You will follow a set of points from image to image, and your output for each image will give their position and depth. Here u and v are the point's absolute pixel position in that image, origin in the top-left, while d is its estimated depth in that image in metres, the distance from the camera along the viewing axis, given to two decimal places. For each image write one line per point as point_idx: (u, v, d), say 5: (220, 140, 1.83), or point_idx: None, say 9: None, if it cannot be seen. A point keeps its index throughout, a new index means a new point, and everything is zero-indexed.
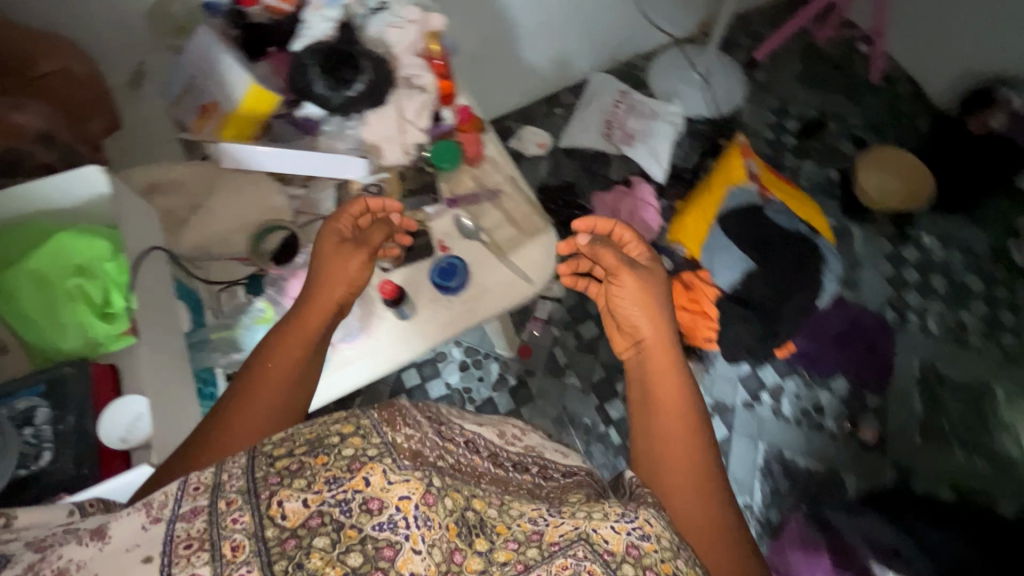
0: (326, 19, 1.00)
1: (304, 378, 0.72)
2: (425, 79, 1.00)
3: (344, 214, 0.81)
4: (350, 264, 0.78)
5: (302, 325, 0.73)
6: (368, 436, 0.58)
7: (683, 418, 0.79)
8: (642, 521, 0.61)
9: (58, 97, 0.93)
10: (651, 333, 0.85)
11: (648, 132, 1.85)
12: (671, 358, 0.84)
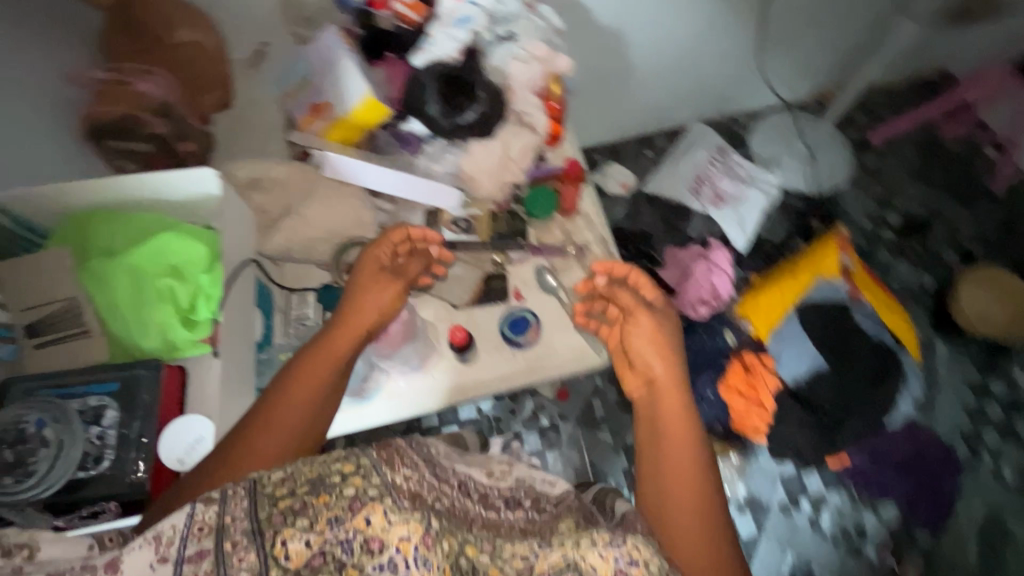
0: (450, 37, 0.95)
1: (325, 404, 0.65)
2: (539, 119, 0.96)
3: (386, 240, 0.75)
4: (383, 293, 0.73)
5: (330, 349, 0.67)
6: (368, 476, 0.54)
7: (691, 464, 0.71)
8: (631, 546, 0.57)
9: (183, 67, 0.95)
10: (663, 370, 0.77)
11: (741, 198, 1.75)
12: (686, 410, 0.74)
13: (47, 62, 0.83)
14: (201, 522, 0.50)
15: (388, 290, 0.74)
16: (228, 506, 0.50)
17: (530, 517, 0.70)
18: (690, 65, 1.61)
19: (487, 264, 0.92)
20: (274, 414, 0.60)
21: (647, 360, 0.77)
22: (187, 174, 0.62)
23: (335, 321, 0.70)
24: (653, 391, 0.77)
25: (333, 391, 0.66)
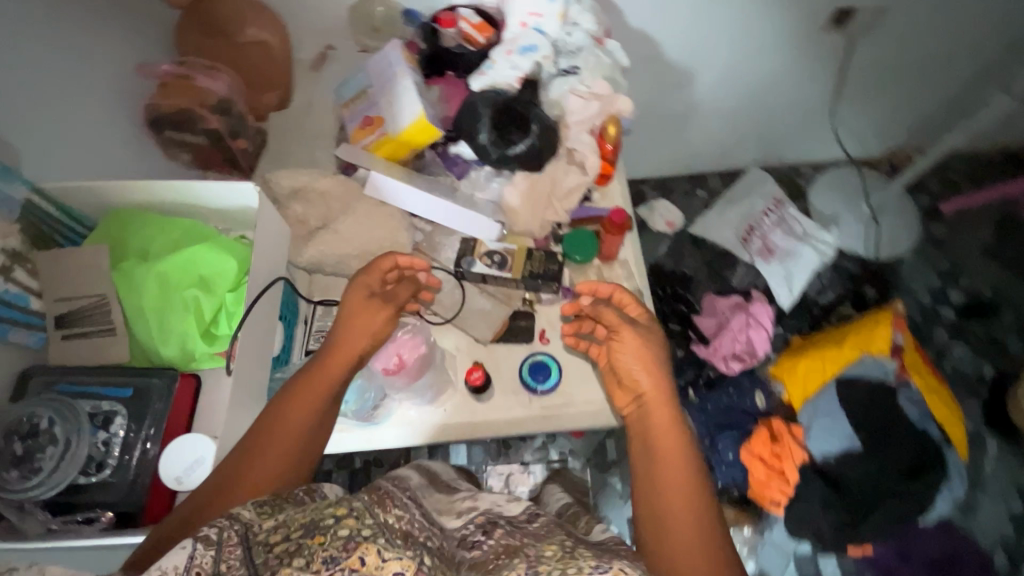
0: (513, 68, 0.95)
1: (319, 428, 0.61)
2: (591, 160, 0.93)
3: (375, 268, 0.70)
4: (375, 318, 0.69)
5: (323, 368, 0.63)
6: (361, 516, 0.48)
7: (688, 486, 0.64)
8: (619, 573, 0.49)
9: (248, 66, 0.97)
10: (652, 386, 0.70)
11: (793, 255, 1.66)
12: (677, 423, 0.68)
13: (123, 50, 0.86)
14: (199, 567, 0.44)
15: (380, 316, 0.70)
16: (222, 557, 0.44)
17: (510, 535, 0.60)
18: (757, 110, 1.55)
19: (517, 301, 0.89)
20: (264, 444, 0.56)
21: (634, 376, 0.71)
22: (228, 186, 0.62)
23: (327, 348, 0.66)
24: (642, 413, 0.70)
25: (327, 414, 0.62)
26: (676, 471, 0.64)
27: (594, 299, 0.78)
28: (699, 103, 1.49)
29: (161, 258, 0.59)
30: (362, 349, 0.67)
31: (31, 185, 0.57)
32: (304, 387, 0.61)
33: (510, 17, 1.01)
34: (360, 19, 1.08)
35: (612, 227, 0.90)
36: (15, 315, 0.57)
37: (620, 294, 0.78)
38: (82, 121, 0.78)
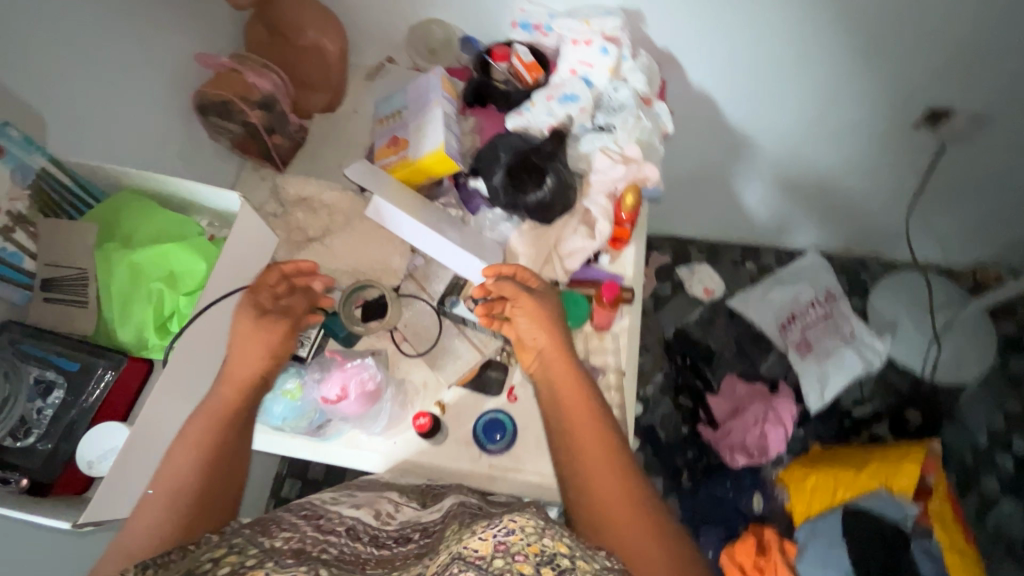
0: (549, 113, 0.96)
1: (239, 436, 0.63)
2: (601, 226, 0.90)
3: (260, 285, 0.70)
4: (274, 337, 0.68)
5: (217, 396, 0.64)
6: (243, 549, 0.51)
7: (597, 430, 0.69)
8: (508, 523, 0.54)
9: (303, 68, 1.02)
10: (551, 343, 0.76)
11: (835, 357, 1.52)
12: (576, 372, 0.74)
13: (190, 38, 0.93)
14: None
15: (281, 329, 0.69)
16: None
17: (419, 542, 0.62)
18: (824, 195, 1.44)
19: (493, 351, 0.86)
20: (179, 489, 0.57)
21: (534, 337, 0.77)
22: (213, 190, 0.68)
23: (231, 367, 0.66)
24: (546, 369, 0.75)
25: (245, 418, 0.65)
26: (584, 413, 0.70)
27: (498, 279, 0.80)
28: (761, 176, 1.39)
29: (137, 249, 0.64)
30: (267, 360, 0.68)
31: (49, 156, 0.63)
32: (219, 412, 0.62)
33: (561, 63, 0.99)
34: (419, 40, 1.10)
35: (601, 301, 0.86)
36: (5, 271, 0.61)
37: (518, 271, 0.81)
38: (140, 104, 0.85)
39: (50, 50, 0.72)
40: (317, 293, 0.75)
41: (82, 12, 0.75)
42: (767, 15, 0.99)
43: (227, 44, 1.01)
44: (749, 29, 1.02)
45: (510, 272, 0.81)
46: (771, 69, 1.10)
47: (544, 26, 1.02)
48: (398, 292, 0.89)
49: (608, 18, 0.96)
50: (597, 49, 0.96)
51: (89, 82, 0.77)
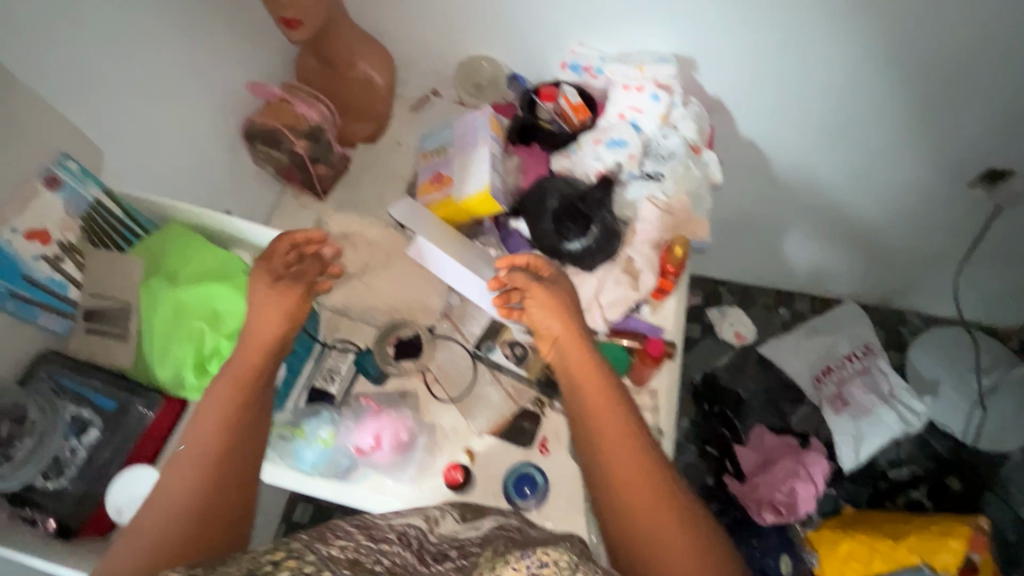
0: (596, 157, 0.94)
1: (251, 425, 0.60)
2: (645, 277, 0.87)
3: (272, 253, 0.66)
4: (282, 317, 0.63)
5: (236, 366, 0.61)
6: (303, 556, 0.49)
7: (623, 424, 0.63)
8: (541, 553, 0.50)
9: (350, 97, 1.02)
10: (568, 331, 0.69)
11: (873, 417, 1.45)
12: (596, 359, 0.68)
13: (244, 65, 0.93)
14: None
15: (292, 306, 0.64)
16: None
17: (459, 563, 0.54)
18: (868, 248, 1.39)
19: (528, 401, 0.83)
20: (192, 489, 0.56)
21: (548, 326, 0.70)
22: (265, 232, 0.69)
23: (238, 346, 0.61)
24: (564, 372, 0.68)
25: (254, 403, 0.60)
26: (609, 423, 0.63)
27: (511, 269, 0.75)
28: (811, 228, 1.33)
29: (181, 286, 0.64)
30: (277, 335, 0.62)
31: (102, 187, 0.63)
32: (225, 402, 0.59)
33: (610, 105, 0.98)
34: (465, 74, 1.10)
35: (648, 358, 0.84)
36: (48, 301, 0.62)
37: (530, 259, 0.75)
38: (192, 129, 0.85)
39: (113, 74, 0.71)
40: (332, 260, 0.70)
41: (147, 38, 0.75)
42: (829, 67, 0.97)
43: (279, 72, 1.01)
44: (809, 80, 1.00)
45: (523, 262, 0.76)
46: (828, 121, 1.07)
47: (593, 68, 1.02)
48: (433, 331, 0.87)
49: (662, 65, 0.95)
50: (649, 96, 0.95)
51: (147, 106, 0.77)
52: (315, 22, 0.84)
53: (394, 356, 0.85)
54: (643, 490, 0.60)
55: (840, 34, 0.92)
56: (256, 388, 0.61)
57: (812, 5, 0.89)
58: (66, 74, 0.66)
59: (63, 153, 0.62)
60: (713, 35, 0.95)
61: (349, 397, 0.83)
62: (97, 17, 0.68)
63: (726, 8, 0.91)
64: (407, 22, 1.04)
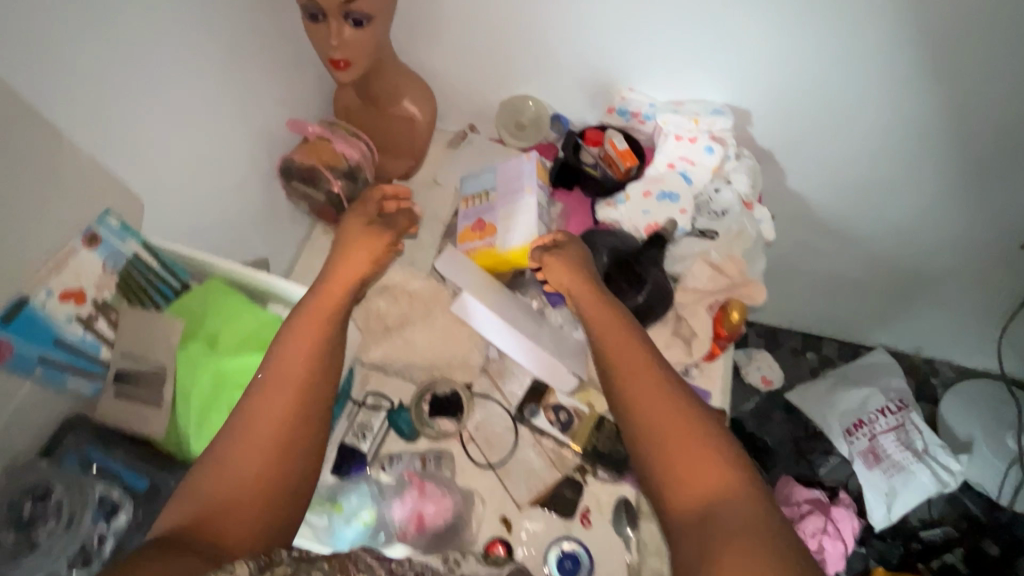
0: (646, 211, 0.90)
1: (323, 369, 0.55)
2: (697, 342, 0.83)
3: (367, 202, 0.78)
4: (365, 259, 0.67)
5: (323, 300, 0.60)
6: None
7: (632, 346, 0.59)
8: None
9: (391, 136, 0.99)
10: (578, 281, 0.70)
11: (906, 474, 1.39)
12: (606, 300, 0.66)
13: (284, 103, 0.89)
14: None
15: (371, 249, 0.68)
16: None
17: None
18: (910, 304, 1.35)
19: (571, 470, 0.78)
20: (254, 433, 0.50)
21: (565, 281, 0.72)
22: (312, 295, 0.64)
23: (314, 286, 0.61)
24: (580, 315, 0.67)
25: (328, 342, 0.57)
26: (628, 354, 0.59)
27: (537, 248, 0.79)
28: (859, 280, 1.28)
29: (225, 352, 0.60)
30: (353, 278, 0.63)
31: (144, 241, 0.61)
32: (295, 333, 0.56)
33: (659, 154, 0.95)
34: (508, 114, 1.06)
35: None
36: (78, 363, 0.58)
37: (545, 239, 0.80)
38: (234, 173, 0.80)
39: (167, 123, 0.67)
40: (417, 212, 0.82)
41: (199, 82, 0.71)
42: (898, 128, 0.93)
43: (315, 108, 0.97)
44: (876, 139, 0.95)
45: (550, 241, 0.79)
46: (893, 179, 1.02)
47: (642, 114, 0.99)
48: (471, 388, 0.83)
49: (717, 117, 0.91)
50: (703, 148, 0.92)
51: (196, 152, 0.72)
52: (364, 62, 0.80)
53: (431, 415, 0.81)
54: (665, 408, 0.53)
55: (908, 99, 0.88)
56: (328, 325, 0.58)
57: (884, 68, 0.85)
58: (128, 127, 0.61)
59: (104, 210, 0.58)
60: (773, 89, 0.92)
61: (381, 455, 0.79)
62: (154, 65, 0.64)
63: (789, 65, 0.88)
64: (453, 61, 1.01)
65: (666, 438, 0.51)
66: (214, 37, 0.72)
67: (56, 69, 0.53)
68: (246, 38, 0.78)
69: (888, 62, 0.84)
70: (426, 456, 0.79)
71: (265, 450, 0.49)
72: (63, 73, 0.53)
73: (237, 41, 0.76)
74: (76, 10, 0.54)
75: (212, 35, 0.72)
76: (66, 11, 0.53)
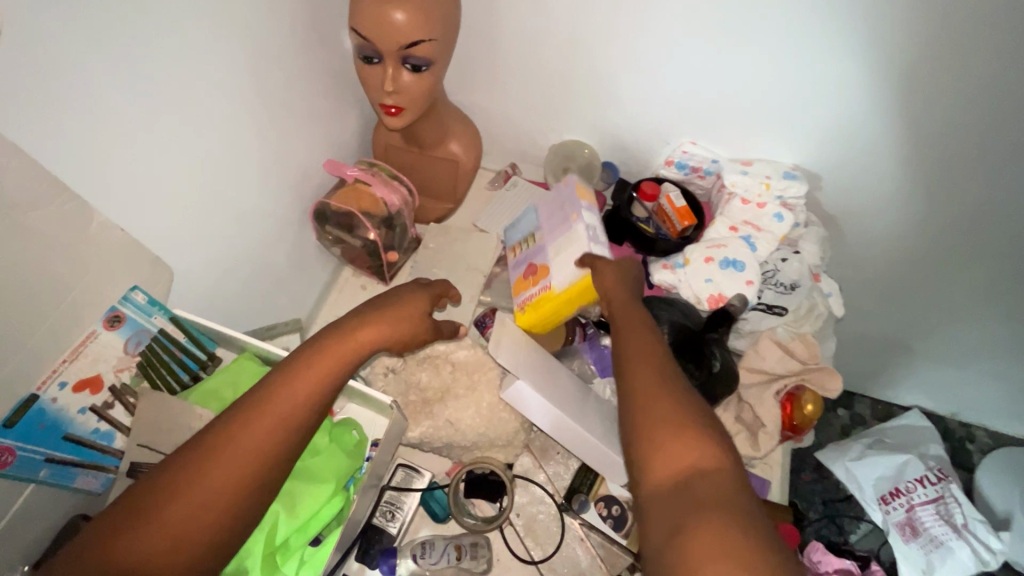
0: (708, 280, 0.82)
1: (325, 373, 0.48)
2: (770, 434, 0.75)
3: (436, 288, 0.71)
4: (410, 320, 0.58)
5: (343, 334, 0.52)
6: None
7: (642, 330, 0.57)
8: None
9: (432, 177, 0.93)
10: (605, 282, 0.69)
11: (946, 552, 1.16)
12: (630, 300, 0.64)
13: (324, 143, 0.82)
14: None
15: (413, 315, 0.59)
16: None
17: None
18: (955, 383, 1.24)
19: (622, 570, 0.70)
20: (218, 455, 0.42)
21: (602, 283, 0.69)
22: (364, 392, 0.58)
23: (348, 320, 0.54)
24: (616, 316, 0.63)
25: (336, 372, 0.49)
26: (647, 342, 0.55)
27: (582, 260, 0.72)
28: (908, 356, 1.18)
29: None
30: (389, 334, 0.55)
31: (171, 315, 0.56)
32: (308, 362, 0.48)
33: (721, 216, 0.87)
34: (558, 159, 0.98)
35: None
36: (86, 456, 0.51)
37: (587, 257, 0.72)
38: (268, 222, 0.73)
39: (204, 176, 0.60)
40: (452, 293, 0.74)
41: (241, 129, 0.64)
42: (967, 215, 0.82)
43: (352, 146, 0.90)
44: (946, 224, 0.84)
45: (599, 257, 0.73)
46: (952, 266, 0.91)
47: (703, 170, 0.92)
48: (512, 468, 0.76)
49: (791, 182, 0.84)
50: (771, 215, 0.84)
51: (230, 204, 0.65)
52: (418, 109, 0.74)
53: (468, 497, 0.73)
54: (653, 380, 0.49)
55: (978, 187, 0.77)
56: (345, 351, 0.50)
57: (965, 151, 0.74)
58: (163, 186, 0.55)
59: (133, 286, 0.53)
60: (849, 157, 0.81)
61: (412, 542, 0.72)
62: (197, 114, 0.57)
63: (861, 135, 0.78)
64: (502, 99, 0.94)
65: (650, 416, 0.46)
66: (263, 79, 0.65)
67: (95, 129, 0.47)
68: (294, 77, 0.71)
69: (975, 143, 0.73)
70: (461, 544, 0.71)
71: (228, 476, 0.41)
72: (102, 134, 0.47)
73: (284, 83, 0.69)
74: (123, 59, 0.48)
75: (259, 78, 0.65)
76: (109, 63, 0.47)
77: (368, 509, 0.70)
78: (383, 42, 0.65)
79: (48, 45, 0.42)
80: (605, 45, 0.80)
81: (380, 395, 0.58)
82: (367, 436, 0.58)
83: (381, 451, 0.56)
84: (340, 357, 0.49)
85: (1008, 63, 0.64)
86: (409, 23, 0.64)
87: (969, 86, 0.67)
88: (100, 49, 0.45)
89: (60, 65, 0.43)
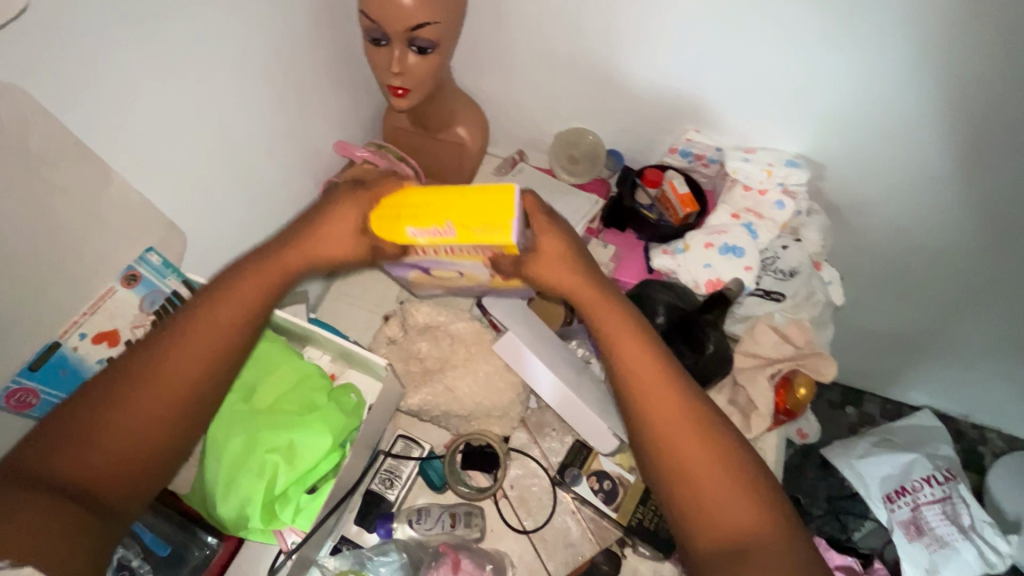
0: (707, 264, 0.83)
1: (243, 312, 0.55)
2: (761, 418, 0.76)
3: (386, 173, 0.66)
4: (333, 243, 0.60)
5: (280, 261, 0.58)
6: None
7: (648, 359, 0.58)
8: None
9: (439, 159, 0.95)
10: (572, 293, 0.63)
11: (950, 551, 1.14)
12: (615, 311, 0.61)
13: (336, 123, 0.84)
14: None
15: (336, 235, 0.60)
16: None
17: None
18: (965, 383, 1.23)
19: (610, 543, 0.73)
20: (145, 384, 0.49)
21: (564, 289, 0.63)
22: (363, 353, 0.60)
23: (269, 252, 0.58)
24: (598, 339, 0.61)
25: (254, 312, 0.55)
26: (654, 378, 0.57)
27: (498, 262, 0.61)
28: (919, 353, 1.16)
29: (264, 413, 0.55)
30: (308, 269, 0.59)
31: (183, 277, 0.60)
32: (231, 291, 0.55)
33: (723, 204, 0.88)
34: (563, 146, 1.00)
35: None
36: None
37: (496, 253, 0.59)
38: (280, 197, 0.77)
39: (219, 150, 0.63)
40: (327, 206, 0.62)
41: (256, 106, 0.67)
42: (977, 203, 0.80)
43: (363, 129, 0.93)
44: (954, 212, 0.83)
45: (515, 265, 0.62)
46: (959, 259, 0.90)
47: (707, 158, 0.91)
48: (507, 442, 0.79)
49: (793, 170, 0.84)
50: (773, 202, 0.85)
51: (243, 177, 0.68)
52: (423, 91, 0.76)
53: (464, 468, 0.76)
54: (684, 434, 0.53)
55: (988, 173, 0.76)
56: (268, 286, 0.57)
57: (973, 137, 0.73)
58: (180, 156, 0.58)
59: (148, 247, 0.58)
60: (851, 145, 0.81)
61: (408, 508, 0.74)
62: (215, 90, 0.60)
63: (865, 122, 0.78)
64: (511, 84, 0.96)
65: (690, 477, 0.52)
66: (280, 61, 0.69)
67: (118, 97, 0.50)
68: (309, 60, 0.74)
69: (980, 131, 0.72)
70: (456, 512, 0.74)
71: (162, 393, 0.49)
72: (122, 102, 0.51)
73: (298, 65, 0.72)
74: (148, 34, 0.51)
75: (274, 58, 0.68)
76: (136, 38, 0.50)
77: (362, 473, 0.71)
78: (390, 24, 0.68)
79: (76, 16, 0.45)
80: (610, 30, 0.81)
81: (379, 357, 0.60)
82: (364, 400, 0.60)
83: (377, 409, 0.59)
84: (273, 283, 0.57)
85: (1012, 49, 0.64)
86: (416, 6, 0.66)
87: (982, 64, 0.66)
88: (127, 24, 0.49)
89: (90, 35, 0.46)
